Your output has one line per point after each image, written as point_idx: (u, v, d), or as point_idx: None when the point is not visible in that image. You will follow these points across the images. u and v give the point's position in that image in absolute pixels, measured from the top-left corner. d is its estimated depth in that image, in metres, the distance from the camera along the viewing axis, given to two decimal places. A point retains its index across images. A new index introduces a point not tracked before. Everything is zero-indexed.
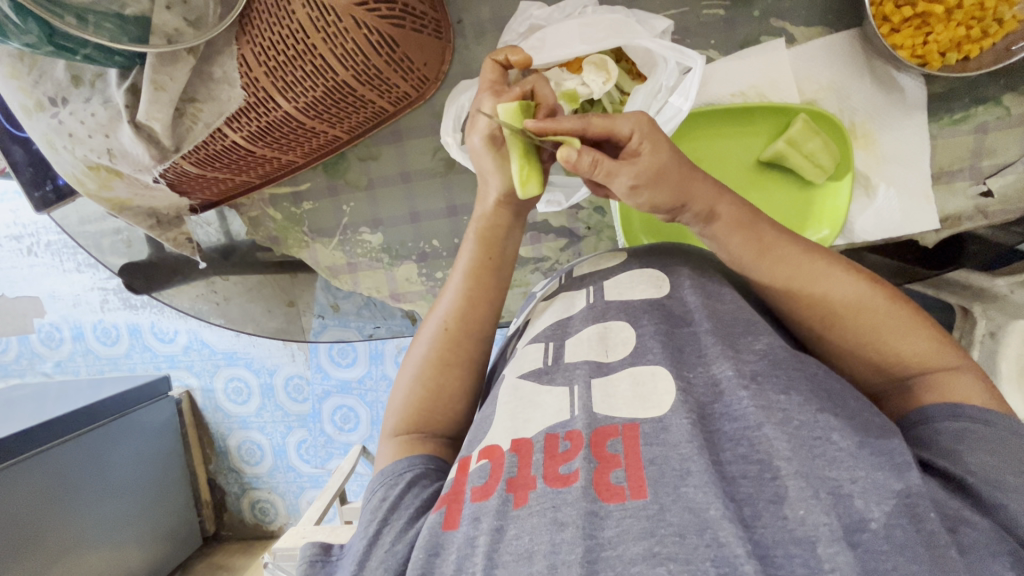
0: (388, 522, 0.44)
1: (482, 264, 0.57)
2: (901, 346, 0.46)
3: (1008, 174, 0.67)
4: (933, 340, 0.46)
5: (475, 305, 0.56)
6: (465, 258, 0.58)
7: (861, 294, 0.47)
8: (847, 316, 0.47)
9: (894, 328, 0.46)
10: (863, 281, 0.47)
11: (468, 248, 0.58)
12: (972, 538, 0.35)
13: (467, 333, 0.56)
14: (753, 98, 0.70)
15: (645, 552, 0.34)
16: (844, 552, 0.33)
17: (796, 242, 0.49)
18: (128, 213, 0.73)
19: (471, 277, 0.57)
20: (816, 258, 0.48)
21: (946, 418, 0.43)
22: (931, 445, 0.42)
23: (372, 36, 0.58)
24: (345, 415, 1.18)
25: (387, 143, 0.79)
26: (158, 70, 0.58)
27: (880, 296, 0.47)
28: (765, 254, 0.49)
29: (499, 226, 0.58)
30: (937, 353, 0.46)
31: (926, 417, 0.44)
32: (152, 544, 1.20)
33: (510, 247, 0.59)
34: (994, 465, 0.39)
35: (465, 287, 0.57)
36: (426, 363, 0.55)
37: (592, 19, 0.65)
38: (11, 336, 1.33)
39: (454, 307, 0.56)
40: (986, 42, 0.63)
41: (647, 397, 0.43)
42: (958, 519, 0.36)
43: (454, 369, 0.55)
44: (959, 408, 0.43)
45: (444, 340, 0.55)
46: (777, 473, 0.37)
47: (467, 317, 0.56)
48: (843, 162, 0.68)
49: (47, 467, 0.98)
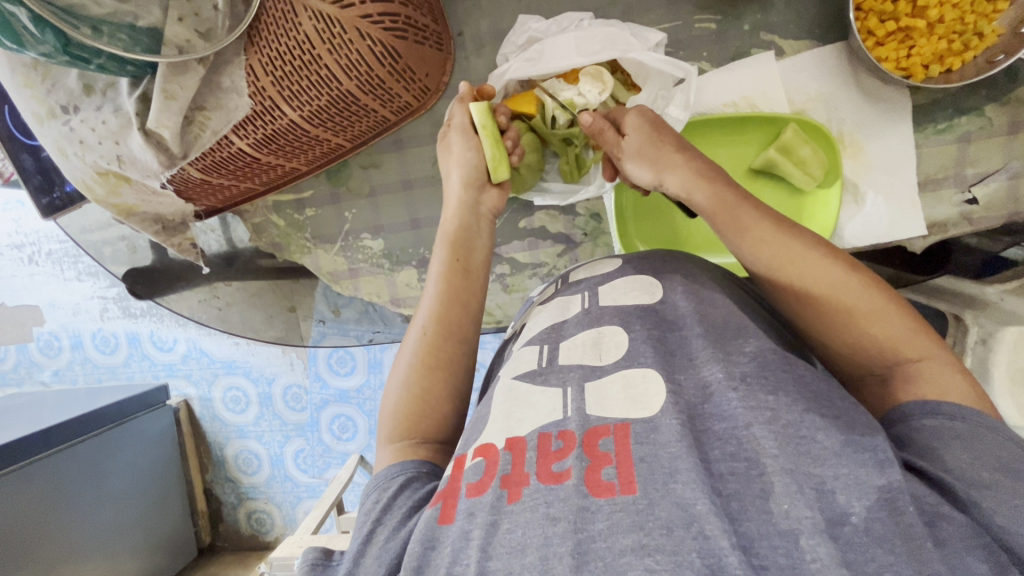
0: (382, 522, 0.45)
1: (450, 266, 0.61)
2: (875, 329, 0.48)
3: (991, 183, 0.69)
4: (910, 326, 0.48)
5: (449, 305, 0.59)
6: (436, 263, 0.62)
7: (837, 277, 0.50)
8: (819, 295, 0.50)
9: (867, 311, 0.49)
10: (841, 266, 0.50)
11: (438, 251, 0.62)
12: (947, 532, 0.35)
13: (445, 335, 0.57)
14: (744, 108, 0.73)
15: (634, 544, 0.35)
16: (825, 544, 0.34)
17: (779, 226, 0.53)
18: (134, 219, 0.75)
19: (443, 280, 0.60)
20: (797, 242, 0.52)
21: (924, 416, 0.44)
22: (910, 444, 0.43)
23: (376, 47, 0.60)
24: (343, 424, 1.18)
25: (388, 152, 0.80)
26: (170, 79, 0.60)
27: (856, 280, 0.50)
28: (744, 234, 0.54)
29: (463, 231, 0.64)
30: (912, 338, 0.48)
31: (905, 415, 0.45)
32: (146, 554, 1.20)
33: (481, 251, 0.64)
34: (969, 463, 0.40)
35: (440, 288, 0.60)
36: (412, 368, 0.56)
37: (588, 32, 0.68)
38: (10, 345, 1.34)
39: (432, 309, 0.59)
40: (968, 55, 0.65)
41: (638, 398, 0.45)
42: (935, 514, 0.36)
43: (437, 371, 0.56)
44: (936, 405, 0.44)
45: (425, 343, 0.57)
46: (763, 470, 0.38)
47: (445, 315, 0.58)
48: (832, 171, 0.70)
49: (43, 475, 0.98)
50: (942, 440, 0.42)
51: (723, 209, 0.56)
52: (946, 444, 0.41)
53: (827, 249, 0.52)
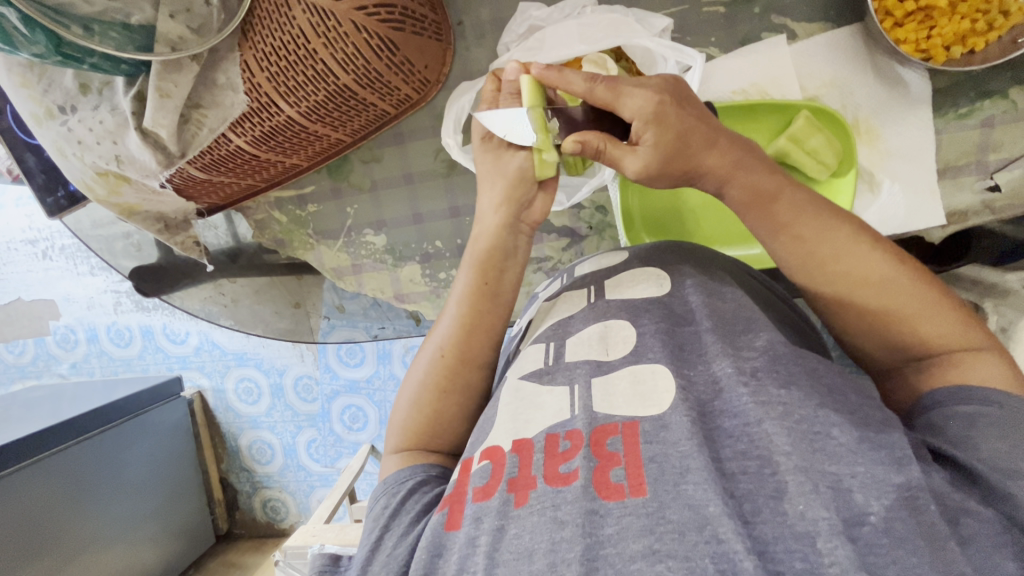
0: (389, 528, 0.45)
1: (477, 289, 0.57)
2: (922, 326, 0.45)
3: (1014, 169, 0.66)
4: (957, 319, 0.45)
5: (473, 333, 0.56)
6: (462, 283, 0.58)
7: (882, 271, 0.46)
8: (863, 297, 0.46)
9: (917, 308, 0.45)
10: (886, 258, 0.46)
11: (465, 274, 0.58)
12: (973, 530, 0.35)
13: (464, 362, 0.55)
14: (754, 95, 0.70)
15: (645, 549, 0.34)
16: (845, 547, 0.33)
17: (820, 211, 0.47)
18: (137, 218, 0.75)
19: (465, 302, 0.57)
20: (845, 230, 0.47)
21: (956, 402, 0.42)
22: (940, 433, 0.42)
23: (372, 40, 0.59)
24: (354, 414, 1.19)
25: (389, 145, 0.79)
26: (163, 77, 0.59)
27: (906, 275, 0.46)
28: (782, 232, 0.48)
29: (498, 251, 0.57)
30: (959, 332, 0.45)
31: (936, 402, 0.44)
32: (168, 542, 1.23)
33: (513, 270, 0.58)
34: (1005, 452, 0.38)
35: (462, 313, 0.56)
36: (426, 388, 0.55)
37: (591, 19, 0.65)
38: (28, 338, 1.36)
39: (451, 335, 0.56)
40: (992, 35, 0.62)
41: (647, 396, 0.43)
42: (960, 510, 0.36)
43: (451, 396, 0.54)
44: (971, 391, 0.42)
45: (441, 367, 0.55)
46: (776, 469, 0.37)
47: (466, 342, 0.56)
48: (846, 160, 0.68)
49: (62, 467, 0.99)
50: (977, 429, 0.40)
51: (759, 206, 0.48)
52: (979, 433, 0.40)
53: (874, 238, 0.47)
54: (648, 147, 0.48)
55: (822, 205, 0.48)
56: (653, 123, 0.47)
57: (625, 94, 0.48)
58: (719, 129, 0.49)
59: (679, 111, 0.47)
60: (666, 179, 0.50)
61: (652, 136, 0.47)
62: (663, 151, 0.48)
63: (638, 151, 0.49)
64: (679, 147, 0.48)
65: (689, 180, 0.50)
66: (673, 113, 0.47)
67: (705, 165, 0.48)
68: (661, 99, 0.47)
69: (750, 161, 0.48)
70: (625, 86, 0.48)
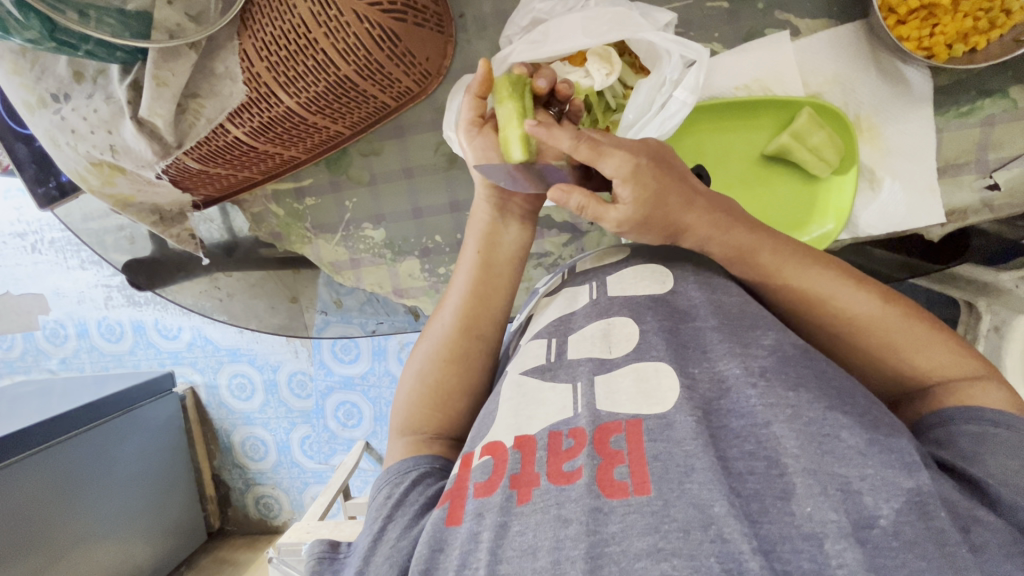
0: (393, 519, 0.44)
1: (479, 264, 0.57)
2: (914, 357, 0.47)
3: (1014, 168, 0.66)
4: (952, 350, 0.46)
5: (483, 301, 0.57)
6: (469, 253, 0.58)
7: (870, 312, 0.47)
8: (850, 331, 0.48)
9: (908, 343, 0.47)
10: (875, 297, 0.48)
11: (472, 244, 0.58)
12: (985, 539, 0.35)
13: (469, 333, 0.56)
14: (756, 91, 0.71)
15: (649, 547, 0.34)
16: (852, 549, 0.32)
17: (803, 257, 0.50)
18: (131, 210, 0.74)
19: (472, 276, 0.57)
20: (827, 270, 0.49)
21: (967, 421, 0.43)
22: (951, 446, 0.42)
23: (374, 30, 0.58)
24: (348, 411, 1.18)
25: (388, 138, 0.79)
26: (160, 65, 0.58)
27: (894, 312, 0.47)
28: (772, 280, 0.50)
29: (498, 233, 0.58)
30: (955, 363, 0.46)
31: (946, 419, 0.44)
32: (159, 540, 1.22)
33: (509, 245, 0.58)
34: (1015, 469, 0.39)
35: (467, 284, 0.57)
36: (431, 360, 0.55)
37: (596, 12, 0.65)
38: (16, 333, 1.34)
39: (459, 305, 0.56)
40: (993, 34, 0.62)
41: (651, 393, 0.43)
42: (970, 518, 0.36)
43: (455, 366, 0.55)
44: (983, 412, 0.43)
45: (446, 339, 0.55)
46: (784, 470, 0.37)
47: (472, 313, 0.56)
48: (848, 157, 0.69)
49: (51, 464, 0.98)
50: (985, 446, 0.41)
51: (741, 259, 0.50)
52: (988, 450, 0.40)
53: (859, 278, 0.49)
54: (631, 204, 0.48)
55: (805, 253, 0.50)
56: (633, 178, 0.47)
57: (604, 154, 0.48)
58: (693, 189, 0.49)
59: (654, 171, 0.48)
60: (645, 232, 0.50)
61: (630, 193, 0.47)
62: (643, 206, 0.48)
63: (620, 207, 0.48)
64: (658, 204, 0.48)
65: (674, 237, 0.51)
66: (649, 172, 0.48)
67: (684, 223, 0.49)
68: (640, 159, 0.48)
69: (725, 220, 0.50)
70: (606, 146, 0.48)
